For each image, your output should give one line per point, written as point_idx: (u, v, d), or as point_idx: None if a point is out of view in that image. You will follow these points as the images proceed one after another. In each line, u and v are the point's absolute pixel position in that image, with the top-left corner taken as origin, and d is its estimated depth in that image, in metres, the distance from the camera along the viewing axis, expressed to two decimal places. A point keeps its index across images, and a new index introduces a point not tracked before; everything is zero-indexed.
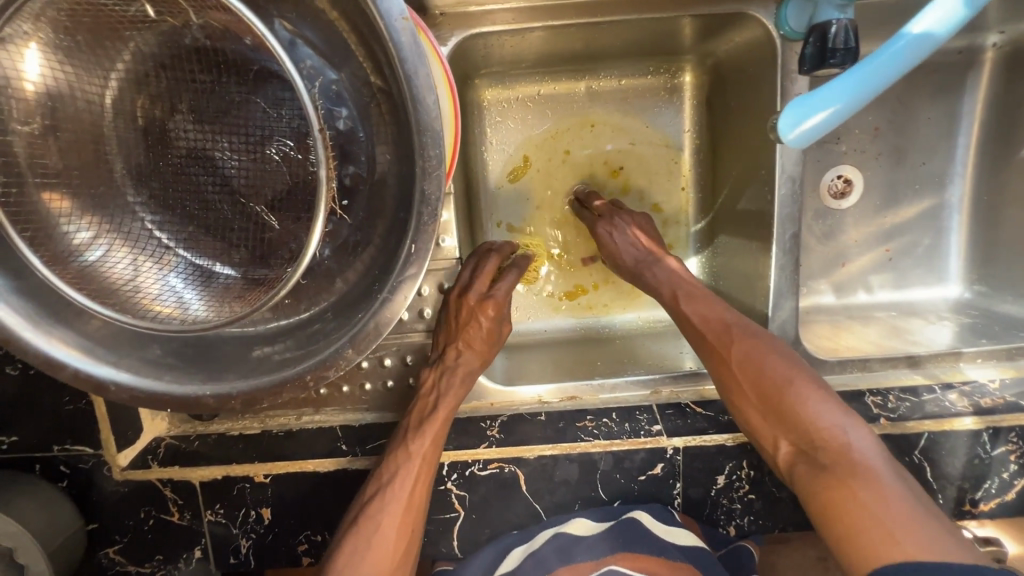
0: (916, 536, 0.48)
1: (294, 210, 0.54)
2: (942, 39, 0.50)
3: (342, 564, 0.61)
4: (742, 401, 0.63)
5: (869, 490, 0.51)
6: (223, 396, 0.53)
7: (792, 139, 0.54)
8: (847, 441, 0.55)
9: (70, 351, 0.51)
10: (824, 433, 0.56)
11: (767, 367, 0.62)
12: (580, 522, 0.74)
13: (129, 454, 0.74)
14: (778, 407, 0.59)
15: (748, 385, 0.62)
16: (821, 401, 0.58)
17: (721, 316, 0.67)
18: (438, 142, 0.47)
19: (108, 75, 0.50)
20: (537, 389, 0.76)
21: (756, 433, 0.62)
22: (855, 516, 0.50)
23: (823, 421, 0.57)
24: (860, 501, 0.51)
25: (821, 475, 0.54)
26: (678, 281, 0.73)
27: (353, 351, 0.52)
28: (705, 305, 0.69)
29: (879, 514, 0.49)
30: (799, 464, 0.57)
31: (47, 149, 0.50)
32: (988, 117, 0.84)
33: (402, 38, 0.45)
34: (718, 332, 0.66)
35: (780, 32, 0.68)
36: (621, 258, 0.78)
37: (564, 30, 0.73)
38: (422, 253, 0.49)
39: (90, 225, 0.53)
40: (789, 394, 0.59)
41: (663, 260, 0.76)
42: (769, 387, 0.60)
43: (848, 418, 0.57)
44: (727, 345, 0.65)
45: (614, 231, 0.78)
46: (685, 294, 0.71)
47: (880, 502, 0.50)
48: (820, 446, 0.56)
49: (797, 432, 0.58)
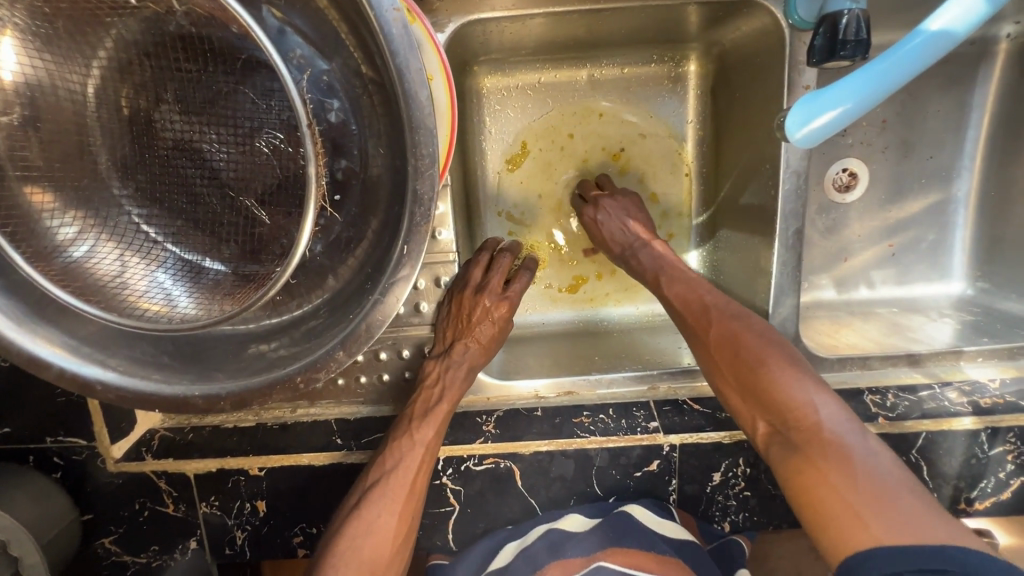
0: (884, 516, 0.47)
1: (285, 205, 0.53)
2: (963, 37, 0.48)
3: (342, 547, 0.62)
4: (722, 383, 0.63)
5: (836, 471, 0.50)
6: (213, 397, 0.52)
7: (800, 139, 0.53)
8: (818, 419, 0.54)
9: (54, 350, 0.50)
10: (796, 412, 0.55)
11: (742, 347, 0.61)
12: (573, 517, 0.73)
13: (123, 445, 0.73)
14: (753, 388, 0.59)
15: (725, 366, 0.62)
16: (794, 379, 0.57)
17: (700, 297, 0.67)
18: (431, 139, 0.45)
19: (89, 63, 0.49)
20: (534, 385, 0.74)
21: (738, 415, 0.61)
22: (825, 499, 0.50)
23: (795, 400, 0.55)
24: (829, 483, 0.50)
25: (793, 456, 0.53)
26: (662, 265, 0.73)
27: (344, 352, 0.51)
28: (686, 286, 0.69)
29: (846, 497, 0.49)
30: (774, 444, 0.56)
31: (27, 142, 0.48)
32: (999, 110, 0.82)
33: (393, 30, 0.43)
34: (697, 314, 0.67)
35: (789, 21, 0.65)
36: (608, 243, 0.78)
37: (565, 17, 0.71)
38: (416, 254, 0.48)
39: (75, 220, 0.51)
40: (762, 373, 0.58)
41: (651, 245, 0.75)
42: (744, 368, 0.60)
43: (823, 394, 0.56)
44: (706, 326, 0.65)
45: (597, 218, 0.78)
46: (667, 277, 0.72)
47: (849, 484, 0.49)
48: (792, 426, 0.55)
49: (772, 413, 0.57)
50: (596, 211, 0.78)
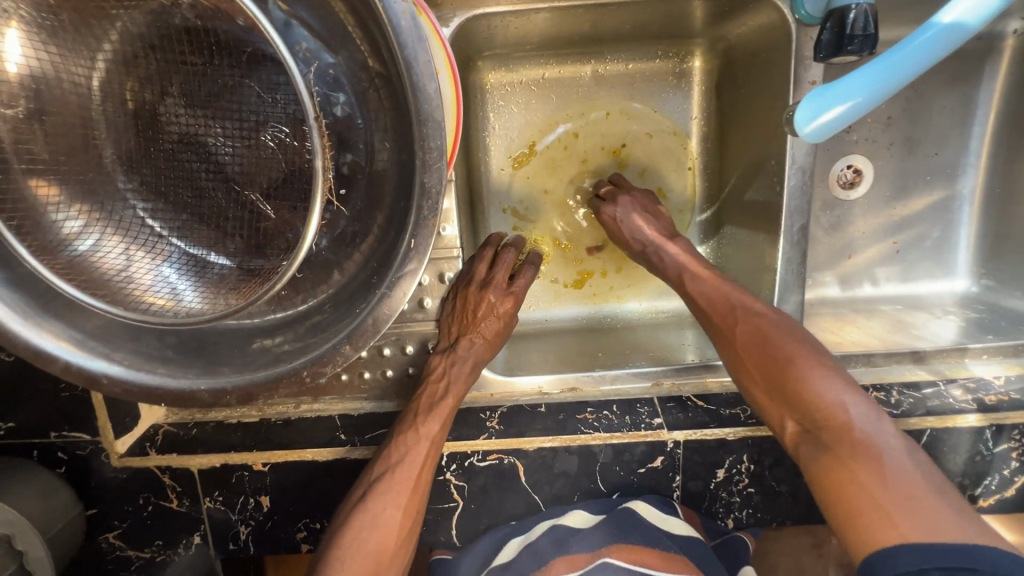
0: (914, 516, 0.47)
1: (290, 199, 0.52)
2: (977, 29, 0.47)
3: (348, 538, 0.62)
4: (748, 381, 0.63)
5: (866, 470, 0.50)
6: (218, 391, 0.52)
7: (808, 133, 0.53)
8: (848, 418, 0.54)
9: (59, 343, 0.49)
10: (825, 410, 0.55)
11: (770, 346, 0.61)
12: (577, 513, 0.73)
13: (126, 441, 0.73)
14: (781, 387, 0.59)
15: (753, 364, 0.62)
16: (822, 378, 0.57)
17: (726, 296, 0.67)
18: (439, 132, 0.45)
19: (94, 56, 0.48)
20: (537, 380, 0.74)
21: (765, 413, 0.61)
22: (854, 497, 0.50)
23: (824, 399, 0.55)
24: (858, 482, 0.50)
25: (822, 455, 0.54)
26: (686, 262, 0.72)
27: (350, 347, 0.51)
28: (713, 284, 0.69)
29: (876, 495, 0.49)
30: (802, 443, 0.56)
31: (32, 135, 0.48)
32: (1006, 106, 0.82)
33: (402, 22, 0.42)
34: (724, 313, 0.66)
35: (795, 16, 0.65)
36: (627, 240, 0.77)
37: (570, 11, 0.71)
38: (422, 248, 0.48)
39: (80, 213, 0.51)
40: (791, 372, 0.59)
41: (667, 245, 0.74)
42: (773, 367, 0.60)
43: (853, 394, 0.56)
44: (733, 325, 0.65)
45: (616, 215, 0.76)
46: (691, 275, 0.71)
47: (879, 483, 0.49)
48: (821, 425, 0.55)
49: (801, 411, 0.57)
50: (614, 209, 0.77)
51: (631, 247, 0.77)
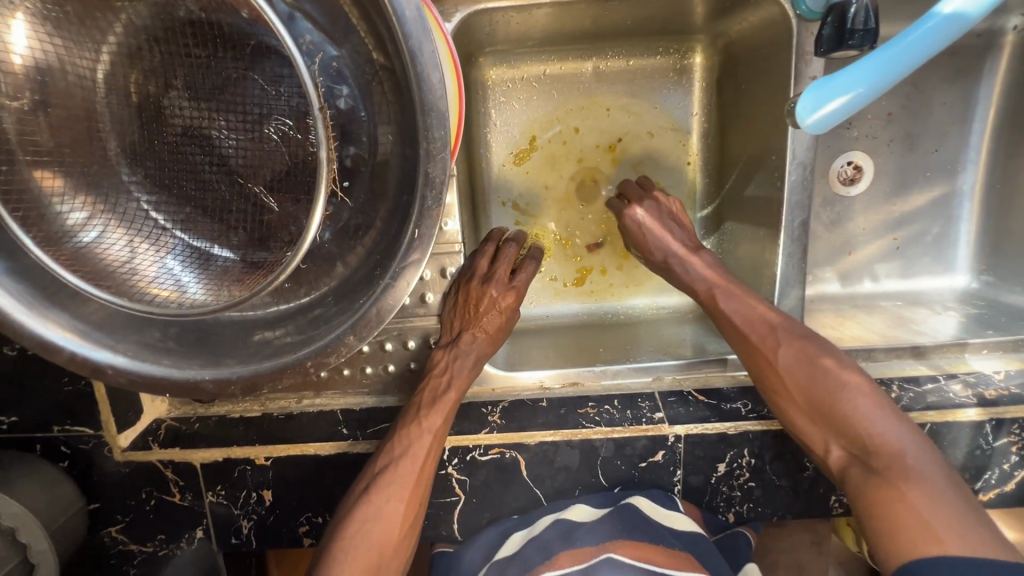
0: (962, 538, 0.48)
1: (294, 192, 0.52)
2: (974, 21, 0.49)
3: (354, 530, 0.62)
4: (788, 403, 0.63)
5: (920, 496, 0.51)
6: (222, 381, 0.52)
7: (811, 124, 0.53)
8: (902, 447, 0.55)
9: (64, 334, 0.50)
10: (878, 439, 0.56)
11: (817, 371, 0.61)
12: (579, 508, 0.73)
13: (130, 435, 0.74)
14: (830, 413, 0.59)
15: (797, 388, 0.62)
16: (874, 406, 0.57)
17: (765, 316, 0.66)
18: (443, 123, 0.45)
19: (98, 48, 0.49)
20: (538, 375, 0.75)
21: (804, 435, 0.62)
22: (900, 514, 0.51)
23: (877, 428, 0.56)
24: (910, 505, 0.51)
25: (875, 481, 0.54)
26: (714, 276, 0.70)
27: (354, 337, 0.51)
28: (747, 303, 0.67)
29: (926, 515, 0.50)
30: (851, 469, 0.57)
31: (37, 127, 0.48)
32: (1005, 102, 0.82)
33: (406, 12, 0.43)
34: (763, 334, 0.65)
35: (796, 12, 0.65)
36: (650, 249, 0.74)
37: (573, 7, 0.71)
38: (426, 239, 0.48)
39: (85, 205, 0.51)
40: (841, 399, 0.59)
41: (695, 257, 0.72)
42: (820, 392, 0.60)
43: (900, 422, 0.57)
44: (774, 347, 0.64)
45: (642, 223, 0.74)
46: (724, 291, 0.68)
47: (930, 507, 0.50)
48: (873, 453, 0.56)
49: (849, 438, 0.58)
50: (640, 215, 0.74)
51: (652, 255, 0.75)
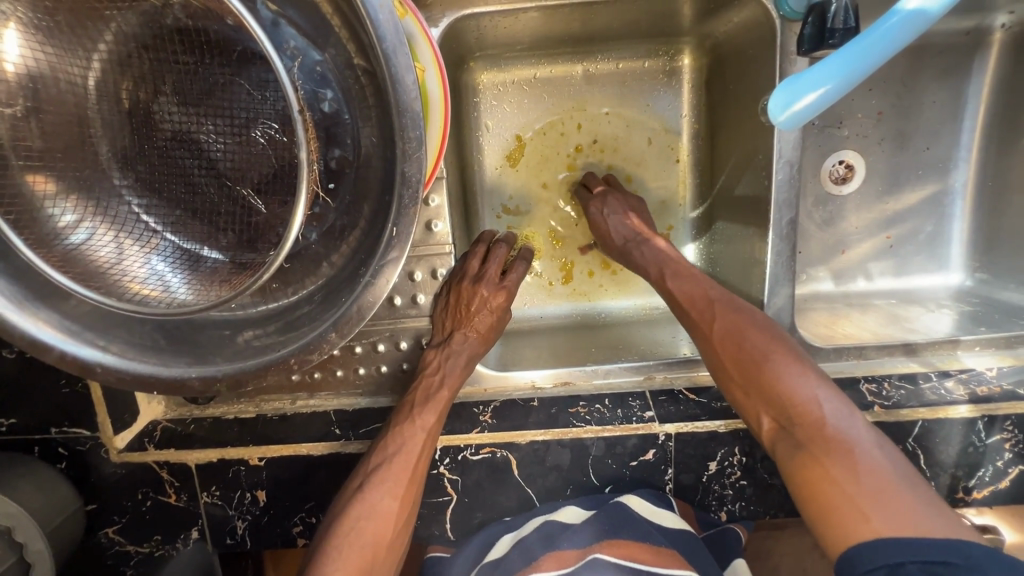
0: (886, 511, 0.48)
1: (279, 194, 0.53)
2: (936, 17, 0.51)
3: (347, 527, 0.62)
4: (726, 377, 0.63)
5: (841, 466, 0.51)
6: (208, 378, 0.54)
7: (784, 121, 0.53)
8: (821, 414, 0.55)
9: (54, 333, 0.51)
10: (800, 407, 0.56)
11: (746, 342, 0.62)
12: (568, 509, 0.74)
13: (126, 436, 0.75)
14: (757, 383, 0.60)
15: (730, 362, 0.63)
16: (798, 374, 0.58)
17: (705, 293, 0.68)
18: (418, 123, 0.46)
19: (89, 56, 0.50)
20: (531, 375, 0.76)
21: (741, 408, 0.62)
22: (828, 493, 0.51)
23: (798, 396, 0.57)
24: (831, 477, 0.51)
25: (798, 452, 0.55)
26: (664, 259, 0.74)
27: (336, 334, 0.53)
28: (691, 282, 0.70)
29: (850, 492, 0.50)
30: (779, 440, 0.58)
31: (29, 132, 0.50)
32: (993, 101, 0.82)
33: (380, 16, 0.44)
34: (702, 309, 0.67)
35: (779, 13, 0.65)
36: (610, 236, 0.78)
37: (558, 11, 0.72)
38: (404, 236, 0.49)
39: (75, 207, 0.53)
40: (765, 369, 0.60)
41: (652, 241, 0.76)
42: (748, 363, 0.61)
43: (826, 390, 0.57)
44: (710, 321, 0.66)
45: (602, 211, 0.79)
46: (672, 272, 0.72)
47: (852, 478, 0.50)
48: (797, 422, 0.56)
49: (777, 407, 0.58)
50: (601, 204, 0.79)
51: (610, 241, 0.79)
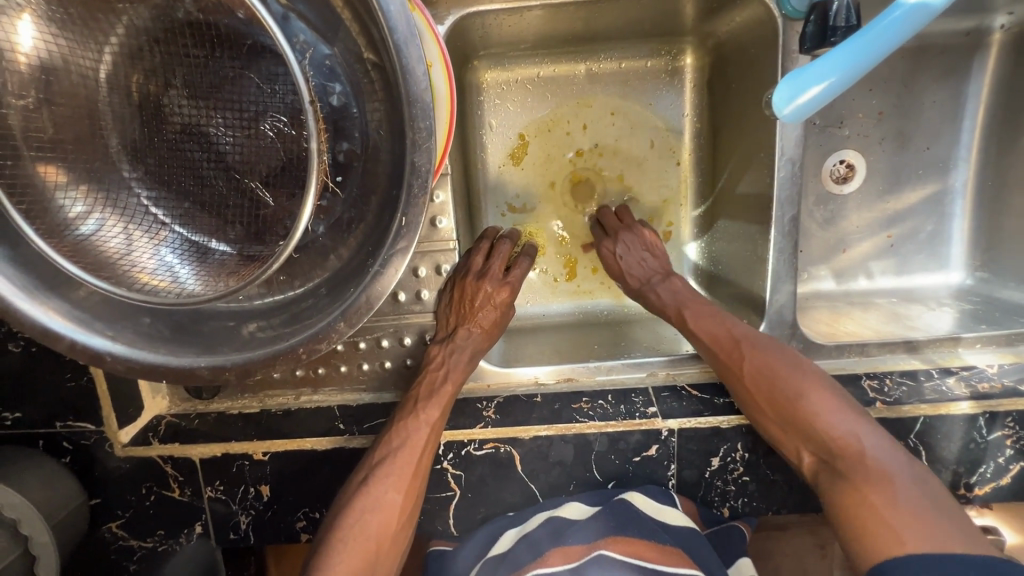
0: (921, 533, 0.51)
1: (288, 186, 0.54)
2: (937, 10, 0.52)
3: (354, 521, 0.62)
4: (760, 414, 0.64)
5: (882, 495, 0.54)
6: (218, 367, 0.54)
7: (788, 115, 0.54)
8: (863, 448, 0.57)
9: (64, 322, 0.51)
10: (841, 441, 0.58)
11: (778, 379, 0.63)
12: (572, 505, 0.73)
13: (130, 430, 0.75)
14: (795, 420, 0.61)
15: (764, 400, 0.64)
16: (835, 409, 0.60)
17: (730, 332, 0.68)
18: (427, 114, 0.47)
19: (101, 49, 0.51)
20: (534, 371, 0.76)
21: (779, 444, 0.64)
22: (864, 516, 0.54)
23: (838, 431, 0.59)
24: (869, 504, 0.54)
25: (842, 484, 0.57)
26: (683, 300, 0.74)
27: (344, 324, 0.53)
28: (713, 322, 0.69)
29: (887, 516, 0.52)
30: (822, 473, 0.59)
31: (41, 123, 0.50)
32: (992, 101, 0.83)
33: (392, 8, 0.44)
34: (729, 349, 0.67)
35: (781, 12, 0.66)
36: (629, 275, 0.78)
37: (563, 10, 0.73)
38: (413, 226, 0.50)
39: (85, 198, 0.53)
40: (801, 406, 0.61)
41: (670, 281, 0.76)
42: (783, 402, 0.62)
43: (862, 422, 0.59)
44: (739, 360, 0.66)
45: (617, 252, 0.79)
46: (692, 313, 0.71)
47: (890, 504, 0.53)
48: (840, 457, 0.58)
49: (818, 443, 0.60)
50: (614, 244, 0.79)
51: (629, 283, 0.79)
